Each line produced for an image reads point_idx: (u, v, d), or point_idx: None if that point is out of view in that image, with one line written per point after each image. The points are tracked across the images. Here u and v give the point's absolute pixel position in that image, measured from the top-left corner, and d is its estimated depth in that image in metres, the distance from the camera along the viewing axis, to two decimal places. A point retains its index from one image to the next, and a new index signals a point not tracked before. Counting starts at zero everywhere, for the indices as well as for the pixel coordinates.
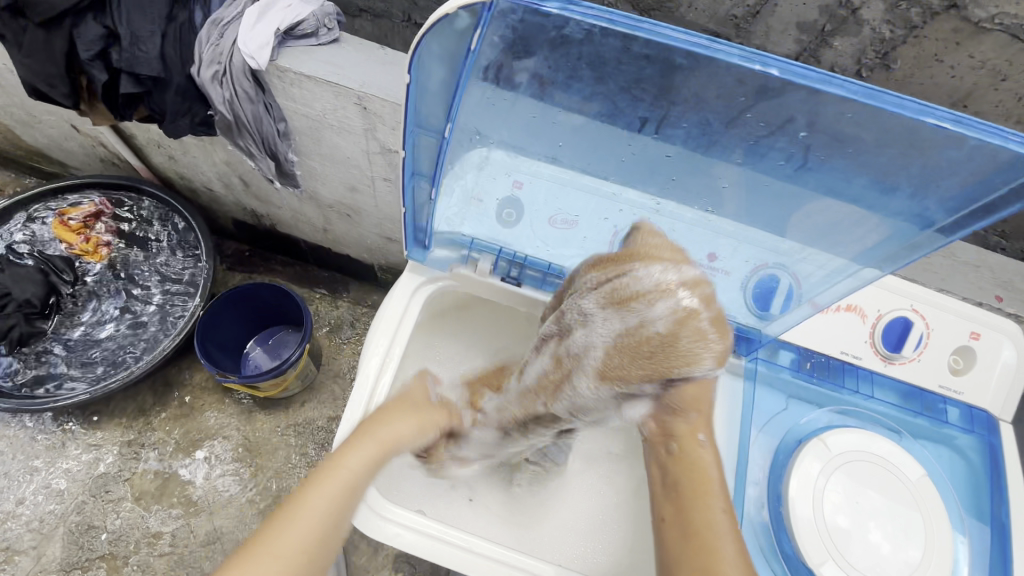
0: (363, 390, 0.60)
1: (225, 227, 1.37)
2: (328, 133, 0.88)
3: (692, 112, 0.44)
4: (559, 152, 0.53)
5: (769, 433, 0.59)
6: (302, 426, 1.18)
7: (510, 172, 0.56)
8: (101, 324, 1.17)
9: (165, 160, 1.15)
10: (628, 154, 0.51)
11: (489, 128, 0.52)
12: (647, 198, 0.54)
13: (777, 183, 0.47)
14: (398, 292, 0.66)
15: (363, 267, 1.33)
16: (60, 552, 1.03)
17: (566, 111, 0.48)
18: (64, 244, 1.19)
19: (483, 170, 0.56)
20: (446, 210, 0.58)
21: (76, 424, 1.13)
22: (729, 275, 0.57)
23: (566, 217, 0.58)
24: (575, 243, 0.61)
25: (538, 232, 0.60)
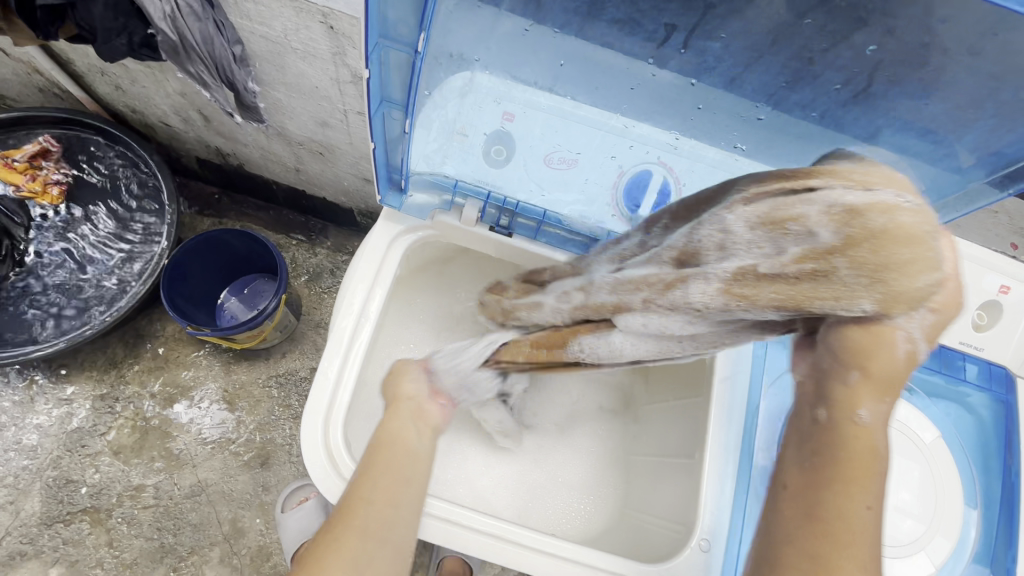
0: (340, 348, 0.55)
1: (189, 167, 1.26)
2: (292, 57, 0.77)
3: (729, 18, 0.36)
4: (562, 74, 0.46)
5: (779, 392, 0.59)
6: (284, 377, 1.14)
7: (500, 101, 0.49)
8: (64, 273, 1.09)
9: (112, 90, 1.03)
10: (641, 84, 0.44)
11: (471, 48, 0.44)
12: (663, 133, 0.49)
13: (818, 114, 0.41)
14: (374, 241, 0.59)
15: (341, 211, 1.24)
16: (39, 507, 1.01)
17: (570, 24, 0.40)
18: (11, 185, 1.06)
19: (466, 98, 0.48)
20: (424, 146, 0.51)
21: (43, 377, 1.08)
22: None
23: (564, 155, 0.52)
24: (576, 186, 0.54)
25: (531, 173, 0.53)
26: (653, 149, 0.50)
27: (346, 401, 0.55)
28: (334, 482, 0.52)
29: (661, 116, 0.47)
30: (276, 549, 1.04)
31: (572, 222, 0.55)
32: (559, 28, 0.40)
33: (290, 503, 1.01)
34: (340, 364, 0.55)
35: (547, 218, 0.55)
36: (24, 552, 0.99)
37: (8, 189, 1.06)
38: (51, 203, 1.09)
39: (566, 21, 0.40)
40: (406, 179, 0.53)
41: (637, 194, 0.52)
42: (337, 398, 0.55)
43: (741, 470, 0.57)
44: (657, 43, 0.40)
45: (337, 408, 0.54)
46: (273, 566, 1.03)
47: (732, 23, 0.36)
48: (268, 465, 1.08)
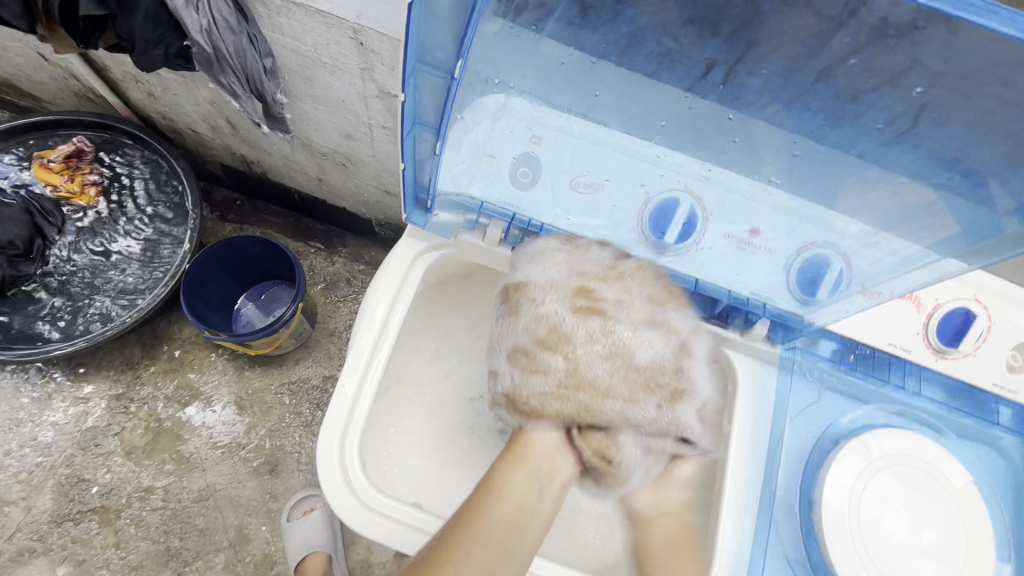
0: (358, 366, 0.55)
1: (213, 173, 1.28)
2: (321, 72, 0.79)
3: (771, 53, 0.36)
4: (594, 105, 0.46)
5: (803, 425, 0.58)
6: (296, 385, 1.15)
7: (532, 126, 0.48)
8: (89, 271, 1.11)
9: (145, 97, 1.06)
10: (671, 119, 0.45)
11: (507, 72, 0.44)
12: (698, 163, 0.48)
13: (857, 151, 0.41)
14: (396, 258, 0.59)
15: (360, 221, 1.26)
16: (50, 504, 1.02)
17: (609, 53, 0.40)
18: (49, 186, 1.10)
19: (499, 121, 0.48)
20: (452, 167, 0.51)
21: (61, 374, 1.09)
22: (773, 254, 0.50)
23: (592, 179, 0.50)
24: (602, 213, 0.53)
25: (557, 196, 0.52)
26: (682, 176, 0.48)
27: (361, 421, 0.55)
28: (347, 499, 0.52)
29: (699, 148, 0.47)
30: (280, 558, 1.03)
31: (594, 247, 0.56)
32: (596, 58, 0.41)
33: (295, 513, 1.01)
34: (355, 382, 0.55)
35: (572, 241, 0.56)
36: (33, 550, 0.99)
37: (48, 189, 1.10)
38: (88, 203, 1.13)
39: (605, 48, 0.40)
40: (432, 199, 0.54)
41: (662, 221, 0.50)
42: (353, 416, 0.54)
43: (759, 508, 0.55)
44: (696, 77, 0.40)
45: (353, 428, 0.54)
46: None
47: (775, 58, 0.36)
48: (276, 472, 1.08)
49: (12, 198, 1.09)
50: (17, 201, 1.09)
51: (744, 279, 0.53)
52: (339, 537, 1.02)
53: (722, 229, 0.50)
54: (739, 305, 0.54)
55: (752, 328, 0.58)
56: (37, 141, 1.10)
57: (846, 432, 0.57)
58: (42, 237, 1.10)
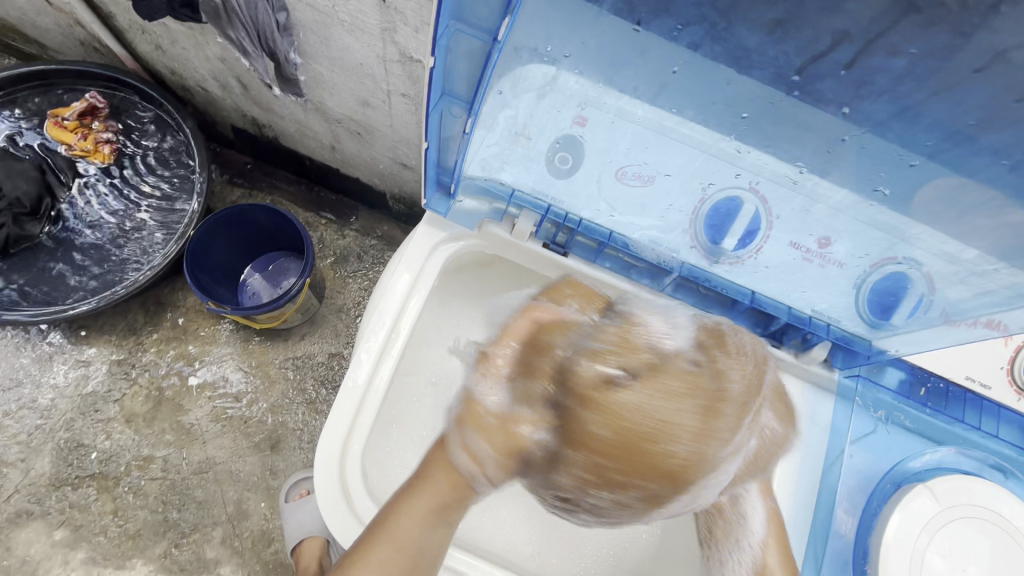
0: (363, 368, 0.51)
1: (223, 134, 1.22)
2: (339, 31, 0.72)
3: (921, 27, 0.29)
4: (670, 88, 0.39)
5: (858, 458, 0.55)
6: (301, 360, 1.12)
7: (584, 107, 0.42)
8: (90, 234, 1.06)
9: (152, 49, 1.00)
10: (755, 113, 0.38)
11: (563, 41, 0.37)
12: (786, 165, 0.41)
13: (1012, 162, 0.34)
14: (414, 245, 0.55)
15: (373, 193, 1.20)
16: (49, 467, 1.00)
17: (706, 16, 0.32)
18: (65, 145, 1.06)
19: (543, 98, 0.41)
20: (484, 149, 0.46)
21: (63, 337, 1.06)
22: (843, 269, 0.46)
23: (641, 171, 0.45)
24: (653, 213, 0.48)
25: (602, 190, 0.47)
26: (752, 175, 0.42)
27: (366, 426, 0.51)
28: (346, 519, 0.50)
29: (790, 150, 0.40)
30: (278, 536, 1.01)
31: (639, 246, 0.52)
32: (681, 25, 0.33)
33: (294, 493, 1.00)
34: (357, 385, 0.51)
35: (612, 240, 0.52)
36: (31, 512, 0.98)
37: (62, 148, 1.06)
38: (102, 162, 1.07)
39: (697, 14, 0.32)
40: (456, 183, 0.49)
41: (721, 224, 0.46)
42: (356, 424, 0.51)
43: (809, 555, 0.53)
44: (814, 55, 0.32)
45: (357, 431, 0.51)
46: (274, 552, 1.01)
47: (931, 33, 0.29)
48: (278, 449, 1.06)
49: (26, 153, 1.04)
50: (30, 156, 1.04)
51: (805, 294, 0.50)
52: None
53: (788, 238, 0.45)
54: (800, 323, 0.52)
55: (810, 349, 0.55)
56: (49, 93, 1.05)
57: (915, 472, 0.54)
58: (55, 196, 1.05)
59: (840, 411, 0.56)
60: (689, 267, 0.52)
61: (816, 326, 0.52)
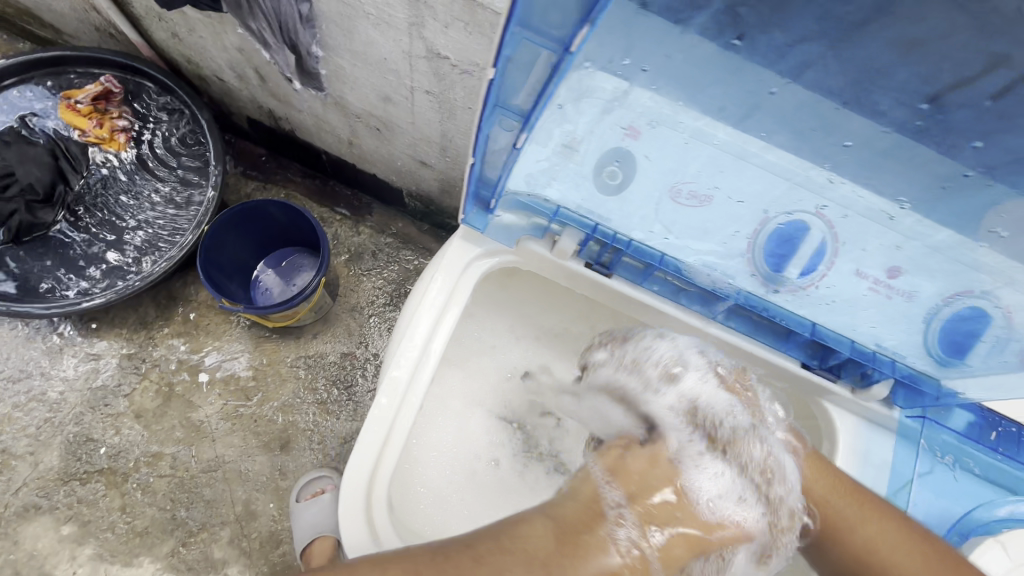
0: (396, 387, 0.51)
1: (238, 125, 1.19)
2: (363, 24, 0.69)
3: None
4: (767, 111, 0.39)
5: (920, 499, 0.58)
6: (313, 359, 1.10)
7: (654, 126, 0.43)
8: (102, 224, 1.03)
9: (168, 37, 0.97)
10: (859, 142, 0.39)
11: (641, 51, 0.37)
12: (885, 202, 0.43)
13: None
14: (450, 259, 0.56)
15: (389, 190, 1.17)
16: (57, 462, 0.99)
17: (833, 29, 0.32)
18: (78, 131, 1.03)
19: (607, 113, 0.43)
20: (534, 163, 0.47)
21: (74, 329, 1.05)
22: (913, 300, 0.48)
23: (698, 190, 0.47)
24: (716, 238, 0.50)
25: (656, 209, 0.49)
26: (819, 199, 0.44)
27: (396, 447, 0.51)
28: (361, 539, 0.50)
29: (896, 188, 0.42)
30: (286, 537, 1.00)
31: (691, 270, 0.53)
32: (800, 40, 0.33)
33: (306, 493, 0.99)
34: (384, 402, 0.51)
35: (664, 264, 0.54)
36: (39, 506, 0.97)
37: (76, 133, 1.03)
38: (117, 149, 1.05)
39: (816, 30, 0.32)
40: (496, 198, 0.50)
41: (781, 248, 0.49)
42: (385, 443, 0.51)
43: None
44: (957, 81, 0.32)
45: (386, 456, 0.51)
46: (281, 554, 0.99)
47: None
48: (288, 449, 1.05)
49: (38, 136, 1.01)
50: (43, 140, 1.01)
51: (858, 323, 0.52)
52: None
53: (855, 266, 0.47)
54: (863, 358, 0.54)
55: (869, 386, 0.58)
56: (62, 77, 1.02)
57: (988, 521, 0.58)
58: (69, 183, 1.02)
59: (894, 448, 0.59)
60: (746, 293, 0.54)
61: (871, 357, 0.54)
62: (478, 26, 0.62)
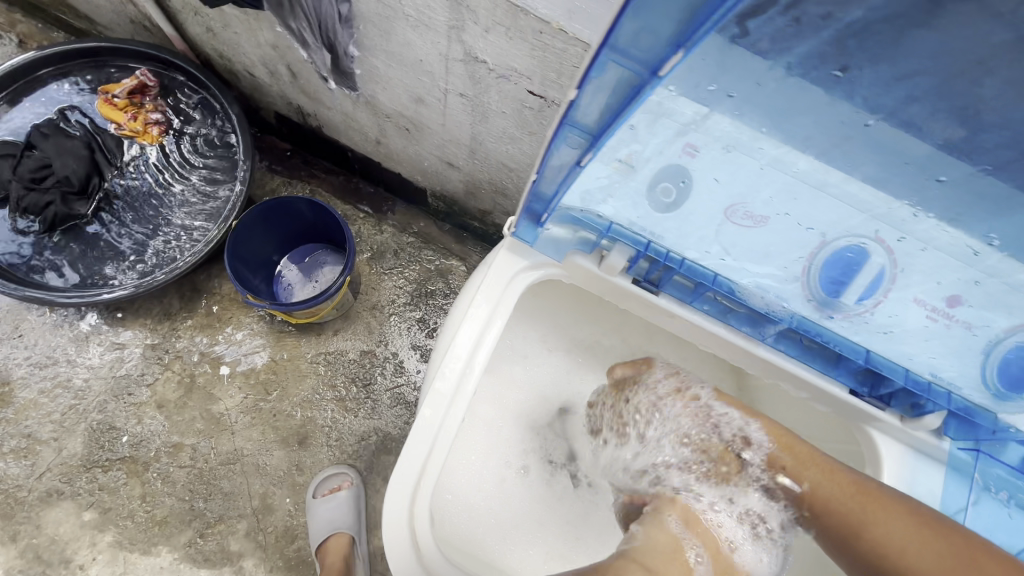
0: (440, 400, 0.54)
1: (265, 120, 1.20)
2: (402, 26, 0.69)
3: None
4: (860, 137, 0.42)
5: None
6: (332, 356, 1.11)
7: (728, 149, 0.48)
8: (134, 216, 1.04)
9: (203, 32, 0.98)
10: (955, 178, 0.42)
11: (733, 83, 0.41)
12: (969, 241, 0.47)
13: None
14: (496, 271, 0.57)
15: (413, 189, 1.17)
16: (81, 448, 1.00)
17: (941, 62, 0.33)
18: (114, 124, 1.05)
19: (681, 135, 0.47)
20: (593, 179, 0.50)
21: (100, 317, 1.06)
22: (974, 332, 0.52)
23: (753, 212, 0.52)
24: (776, 262, 0.54)
25: (713, 228, 0.54)
26: (876, 224, 0.49)
27: (441, 453, 0.53)
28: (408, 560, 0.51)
29: (985, 224, 0.45)
30: (302, 533, 1.00)
31: (746, 292, 0.56)
32: (901, 77, 0.35)
33: (324, 490, 1.00)
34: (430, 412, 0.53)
35: (717, 284, 0.56)
36: (61, 491, 0.98)
37: (112, 127, 1.05)
38: (150, 143, 1.06)
39: (929, 66, 0.33)
40: (549, 212, 0.53)
41: (839, 276, 0.53)
42: (432, 452, 0.53)
43: None
44: None
45: (432, 461, 0.53)
46: (296, 549, 1.00)
47: None
48: (306, 445, 1.05)
49: (76, 129, 1.03)
50: (80, 133, 1.03)
51: (911, 351, 0.54)
52: (363, 516, 1.01)
53: (915, 295, 0.51)
54: (920, 390, 0.55)
55: (922, 416, 0.56)
56: (100, 71, 1.04)
57: None
58: (104, 176, 1.03)
59: (936, 477, 0.57)
60: (800, 318, 0.56)
61: (922, 389, 0.55)
62: (518, 32, 0.62)
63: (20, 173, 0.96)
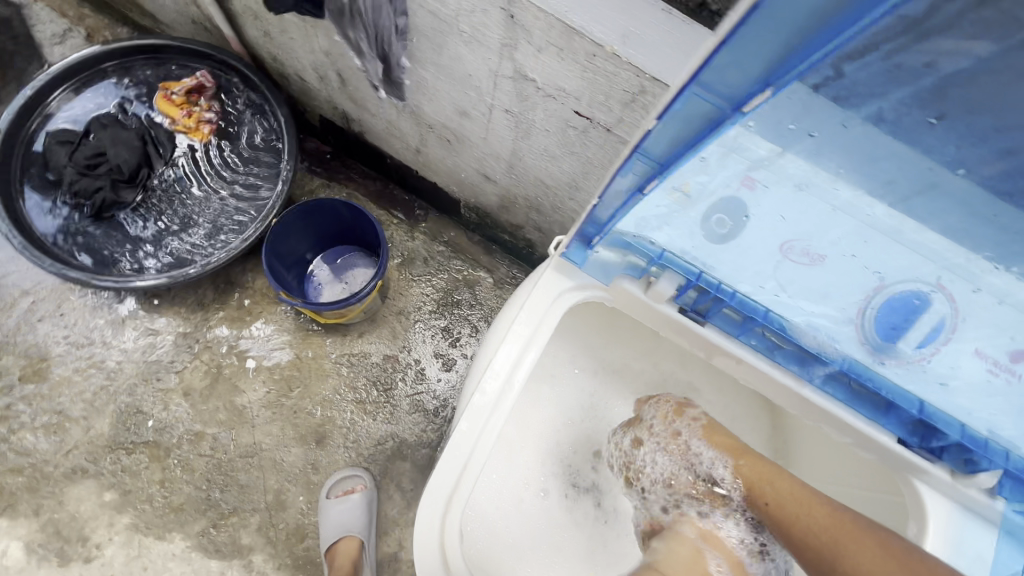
0: (478, 417, 0.54)
1: (309, 122, 1.23)
2: (455, 41, 0.71)
3: None
4: (938, 185, 0.47)
5: None
6: (356, 358, 1.12)
7: (798, 188, 0.54)
8: (175, 207, 1.07)
9: (260, 35, 1.01)
10: None
11: (821, 131, 0.47)
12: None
13: None
14: (540, 292, 0.58)
15: (447, 199, 1.19)
16: (107, 429, 1.02)
17: None
18: (169, 119, 1.09)
19: (755, 171, 0.52)
20: (653, 206, 0.53)
21: (137, 303, 1.09)
22: None
23: (811, 249, 0.56)
24: (833, 303, 0.55)
25: (770, 263, 0.55)
26: (937, 271, 0.53)
27: (475, 470, 0.54)
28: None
29: None
30: (312, 532, 1.01)
31: (797, 331, 0.55)
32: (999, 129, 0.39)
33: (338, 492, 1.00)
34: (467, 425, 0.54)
35: (768, 319, 0.55)
36: (85, 470, 1.00)
37: (166, 121, 1.08)
38: (200, 140, 1.10)
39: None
40: (602, 233, 0.55)
41: (891, 319, 0.54)
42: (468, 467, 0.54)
43: None
44: None
45: (465, 477, 0.54)
46: (305, 549, 1.00)
47: None
48: (323, 444, 1.06)
49: (132, 121, 1.07)
50: (135, 125, 1.07)
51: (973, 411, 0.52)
52: (373, 521, 1.01)
53: (974, 346, 0.53)
54: (976, 446, 0.52)
55: (974, 473, 0.53)
56: (160, 68, 1.09)
57: None
58: (153, 167, 1.07)
59: (985, 539, 0.54)
60: (852, 362, 0.54)
61: (977, 446, 0.52)
62: (571, 53, 0.62)
63: (76, 159, 1.01)
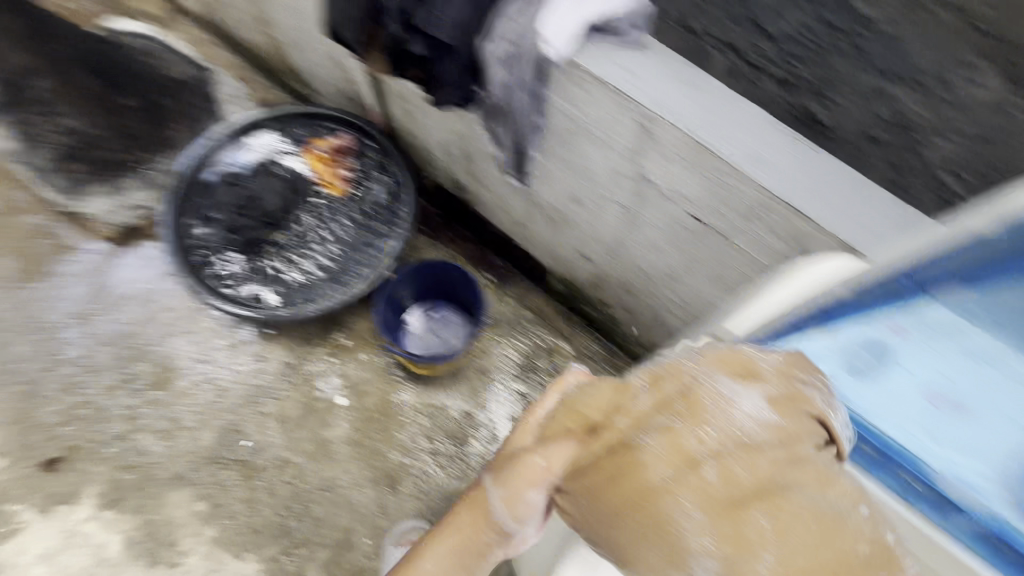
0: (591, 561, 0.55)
1: (422, 186, 1.36)
2: (585, 141, 0.79)
3: None
4: None
5: None
6: (435, 410, 1.16)
7: (976, 359, 0.44)
8: (304, 248, 1.20)
9: (401, 112, 1.17)
10: None
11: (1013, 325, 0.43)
12: None
13: None
14: None
15: (539, 269, 1.25)
16: (210, 443, 1.12)
17: None
18: (313, 173, 1.24)
19: (927, 335, 0.45)
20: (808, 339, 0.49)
21: (253, 330, 1.21)
22: None
23: (967, 408, 0.44)
24: (986, 458, 0.43)
25: (922, 416, 0.45)
26: None
27: None
28: None
29: None
30: None
31: (941, 479, 0.43)
32: None
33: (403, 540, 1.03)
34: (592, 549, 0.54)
35: (904, 456, 0.45)
36: (185, 478, 1.09)
37: (310, 174, 1.24)
38: (335, 193, 1.24)
39: None
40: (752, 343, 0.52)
41: None
42: None
43: None
44: None
45: None
46: None
47: None
48: (395, 490, 1.10)
49: (281, 171, 1.23)
50: (284, 174, 1.23)
51: None
52: None
53: None
54: None
55: None
56: (310, 127, 1.25)
57: None
58: (295, 213, 1.23)
59: None
60: (1002, 519, 0.42)
61: None
62: (697, 166, 0.68)
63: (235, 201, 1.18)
